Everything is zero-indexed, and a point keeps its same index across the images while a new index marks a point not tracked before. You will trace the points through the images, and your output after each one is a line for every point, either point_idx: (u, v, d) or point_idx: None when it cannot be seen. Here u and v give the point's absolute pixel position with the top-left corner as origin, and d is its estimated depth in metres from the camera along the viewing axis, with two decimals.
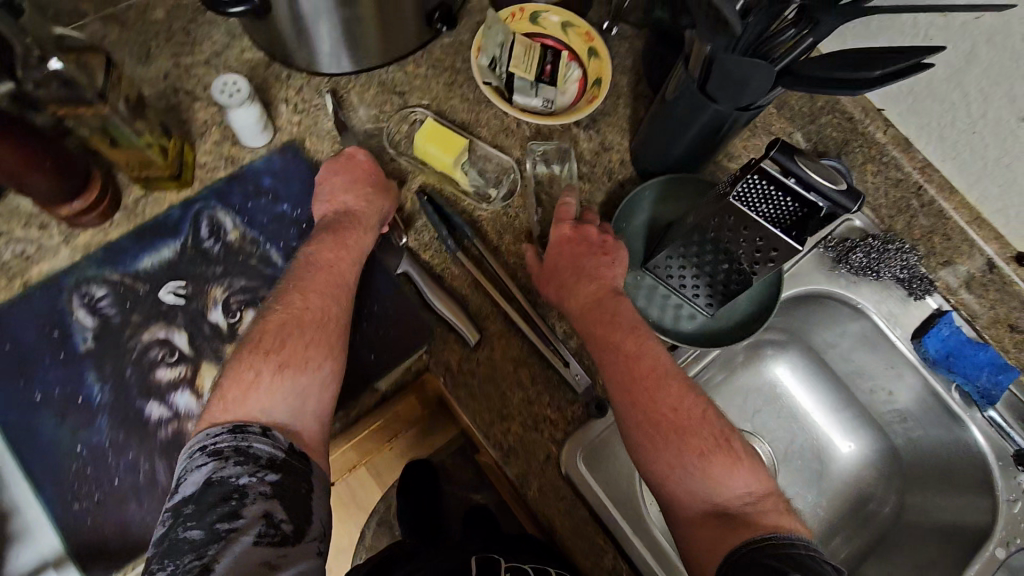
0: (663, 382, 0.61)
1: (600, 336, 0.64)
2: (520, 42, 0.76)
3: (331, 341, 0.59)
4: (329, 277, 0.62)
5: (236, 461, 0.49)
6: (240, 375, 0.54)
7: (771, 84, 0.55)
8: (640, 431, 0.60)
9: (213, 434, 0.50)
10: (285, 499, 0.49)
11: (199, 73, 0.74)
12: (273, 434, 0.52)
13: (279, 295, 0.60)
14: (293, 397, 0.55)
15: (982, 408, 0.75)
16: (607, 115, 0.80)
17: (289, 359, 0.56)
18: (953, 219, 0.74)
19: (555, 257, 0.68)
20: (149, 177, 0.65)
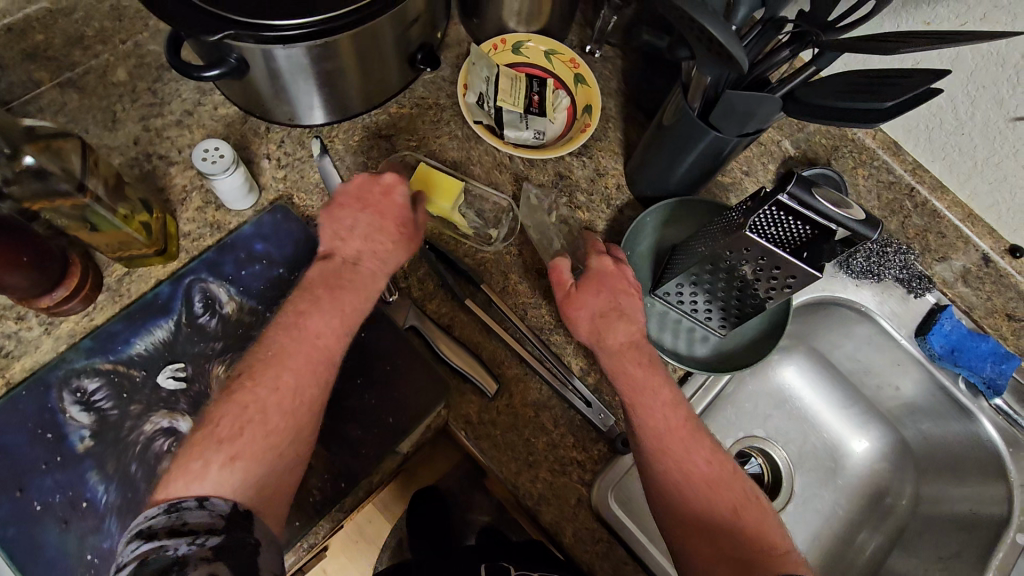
0: (697, 437, 0.61)
1: (630, 384, 0.61)
2: (505, 74, 0.75)
3: (301, 422, 0.54)
4: (298, 355, 0.56)
5: (169, 535, 0.45)
6: (189, 465, 0.49)
7: (778, 115, 0.54)
8: (672, 481, 0.58)
9: (146, 517, 0.46)
10: (229, 559, 0.45)
11: (171, 134, 0.70)
12: (211, 501, 0.48)
13: (237, 377, 0.55)
14: (245, 487, 0.50)
15: (988, 397, 0.76)
16: (599, 140, 0.79)
17: (246, 452, 0.51)
18: (946, 216, 0.79)
19: (590, 288, 0.64)
20: (132, 256, 0.61)
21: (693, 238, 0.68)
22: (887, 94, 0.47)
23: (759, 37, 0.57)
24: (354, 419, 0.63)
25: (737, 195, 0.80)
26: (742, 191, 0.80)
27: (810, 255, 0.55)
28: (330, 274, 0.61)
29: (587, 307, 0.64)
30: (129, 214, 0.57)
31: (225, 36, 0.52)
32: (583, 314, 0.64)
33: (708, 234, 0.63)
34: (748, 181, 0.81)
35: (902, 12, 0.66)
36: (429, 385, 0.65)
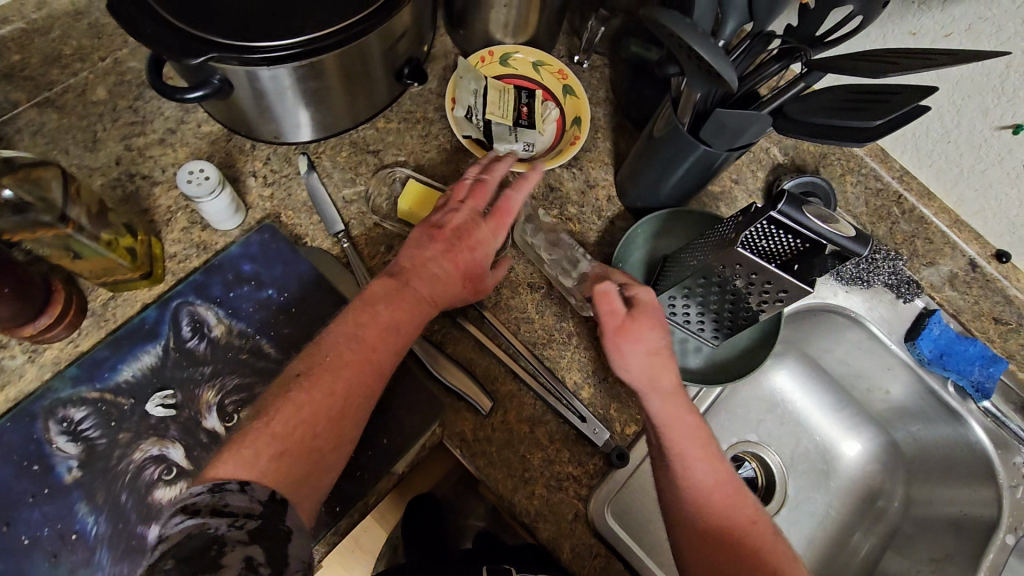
0: (738, 494, 0.57)
1: (681, 430, 0.58)
2: (494, 86, 0.75)
3: (343, 429, 0.53)
4: (350, 362, 0.54)
5: (211, 515, 0.44)
6: (240, 452, 0.48)
7: (767, 131, 0.54)
8: (711, 535, 0.55)
9: (191, 492, 0.45)
10: (265, 544, 0.44)
11: (155, 154, 0.69)
12: (252, 486, 0.46)
13: (294, 376, 0.53)
14: (287, 483, 0.49)
15: (976, 400, 0.77)
16: (588, 151, 0.78)
17: (293, 447, 0.50)
18: (933, 222, 0.79)
19: (642, 320, 0.60)
20: (118, 281, 0.60)
21: (684, 249, 0.68)
22: (875, 112, 0.47)
23: (748, 50, 0.58)
24: None
25: (726, 204, 0.80)
26: (732, 199, 0.81)
27: (801, 266, 0.56)
28: (396, 292, 0.58)
29: (635, 339, 0.60)
30: (115, 239, 0.56)
31: (208, 59, 0.51)
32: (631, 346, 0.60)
33: (701, 247, 0.63)
34: (737, 189, 0.81)
35: (888, 22, 0.67)
36: (422, 404, 0.65)
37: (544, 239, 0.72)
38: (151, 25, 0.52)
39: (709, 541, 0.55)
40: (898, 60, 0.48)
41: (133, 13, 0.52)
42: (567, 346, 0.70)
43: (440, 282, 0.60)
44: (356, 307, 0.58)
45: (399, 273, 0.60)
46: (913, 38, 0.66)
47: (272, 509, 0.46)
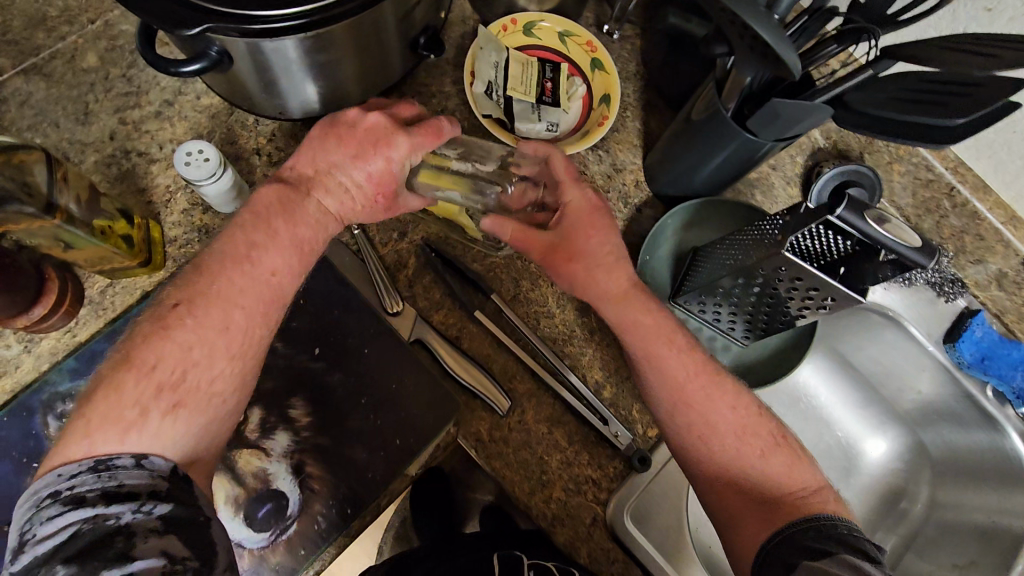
0: (718, 382, 0.58)
1: (637, 336, 0.57)
2: (516, 59, 0.69)
3: (245, 366, 0.49)
4: (248, 289, 0.50)
5: (105, 502, 0.39)
6: (119, 411, 0.43)
7: (824, 122, 0.49)
8: (695, 435, 0.56)
9: (67, 475, 0.40)
10: (181, 530, 0.41)
11: (151, 128, 0.64)
12: (150, 460, 0.42)
13: (175, 309, 0.47)
14: (191, 439, 0.46)
15: (1015, 405, 0.73)
16: (617, 132, 0.73)
17: (187, 399, 0.46)
18: (987, 219, 0.74)
19: (584, 231, 0.57)
20: (115, 268, 0.57)
21: (716, 245, 0.63)
22: (957, 108, 0.42)
23: (806, 27, 0.52)
24: (359, 441, 0.59)
25: (762, 192, 0.75)
26: (768, 187, 0.75)
27: (847, 271, 0.52)
28: (290, 199, 0.53)
29: (583, 254, 0.57)
30: (107, 227, 0.53)
31: (204, 31, 0.46)
32: (579, 264, 0.57)
33: (739, 246, 0.59)
34: (775, 176, 0.76)
35: None
36: (435, 403, 0.61)
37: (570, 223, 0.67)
38: None
39: (691, 434, 0.57)
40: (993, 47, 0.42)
41: None
42: (588, 343, 0.67)
43: (349, 199, 0.56)
44: (245, 221, 0.52)
45: (301, 181, 0.55)
46: (989, 15, 0.58)
47: (181, 488, 0.43)
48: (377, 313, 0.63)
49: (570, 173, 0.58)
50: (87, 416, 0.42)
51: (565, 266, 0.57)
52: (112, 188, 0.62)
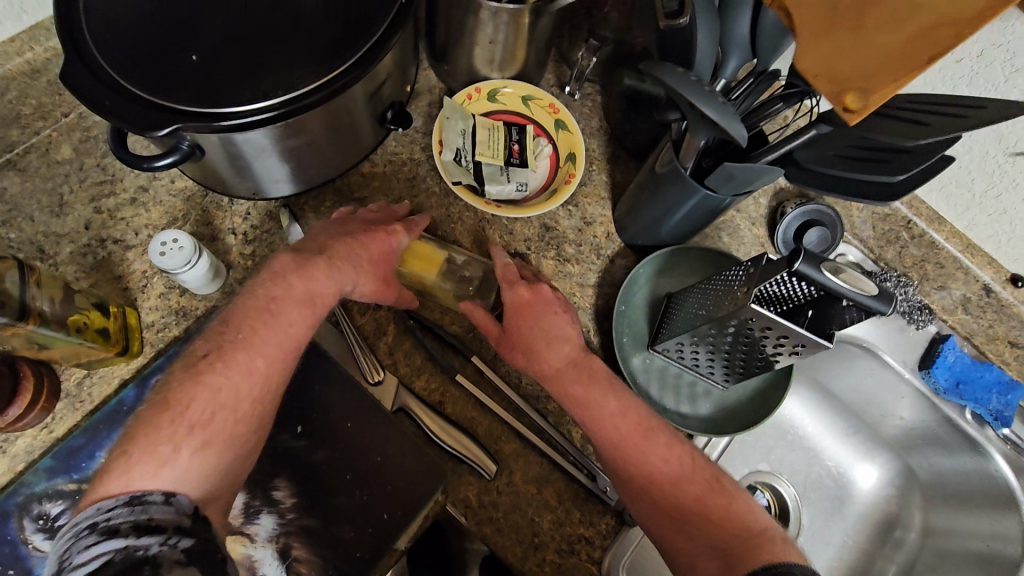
0: (652, 433, 0.58)
1: (575, 404, 0.59)
2: (483, 125, 0.72)
3: (264, 411, 0.53)
4: (270, 339, 0.53)
5: (137, 534, 0.41)
6: (155, 448, 0.46)
7: (776, 181, 0.52)
8: (639, 489, 0.56)
9: (103, 509, 0.42)
10: (202, 564, 0.41)
11: (126, 215, 0.65)
12: (178, 500, 0.45)
13: (203, 357, 0.51)
14: (213, 474, 0.48)
15: (995, 427, 0.74)
16: (584, 187, 0.75)
17: (217, 438, 0.49)
18: (945, 248, 0.76)
19: (520, 322, 0.61)
20: (92, 360, 0.57)
21: (687, 293, 0.65)
22: (897, 165, 0.45)
23: (751, 89, 0.55)
24: (346, 518, 0.59)
25: (729, 234, 0.77)
26: (734, 229, 0.78)
27: (815, 314, 0.54)
28: (300, 265, 0.56)
29: (519, 335, 0.61)
30: (83, 322, 0.54)
31: (174, 130, 0.48)
32: (518, 344, 0.61)
33: (709, 295, 0.60)
34: (740, 218, 0.78)
35: None
36: (421, 473, 0.61)
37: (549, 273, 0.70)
38: (108, 95, 0.48)
39: (635, 486, 0.56)
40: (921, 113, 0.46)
41: (86, 82, 0.48)
42: None
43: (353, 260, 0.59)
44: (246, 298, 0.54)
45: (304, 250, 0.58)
46: None
47: (201, 528, 0.44)
48: (358, 383, 0.63)
49: (508, 276, 0.63)
50: (125, 451, 0.46)
51: (512, 340, 0.61)
52: (87, 277, 0.62)
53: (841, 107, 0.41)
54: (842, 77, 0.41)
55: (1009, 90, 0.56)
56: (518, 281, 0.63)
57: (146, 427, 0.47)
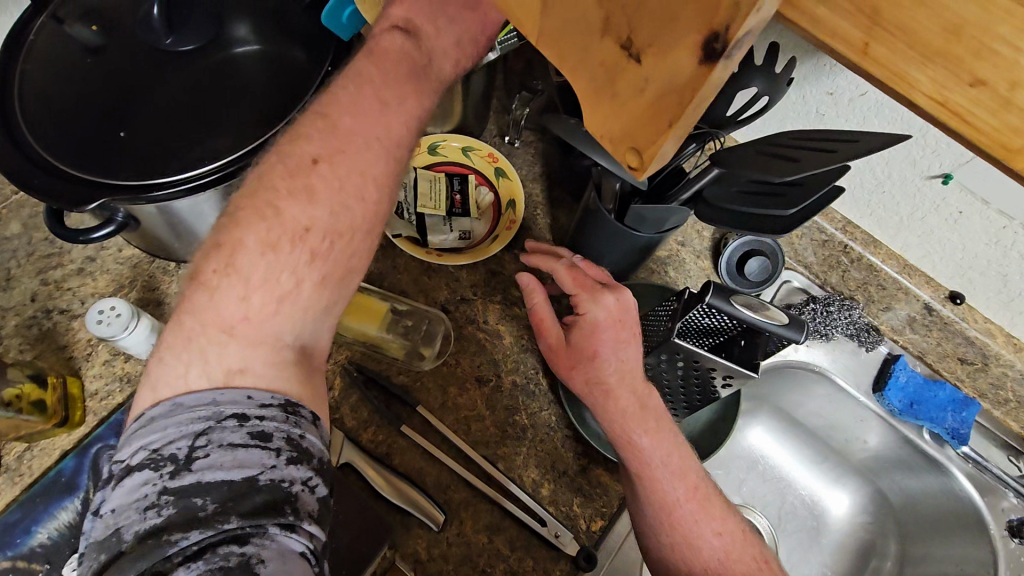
0: (709, 503, 0.54)
1: (635, 453, 0.54)
2: (423, 177, 0.73)
3: (375, 244, 0.46)
4: (379, 160, 0.44)
5: (288, 462, 0.37)
6: (277, 273, 0.41)
7: (688, 219, 0.55)
8: (678, 553, 0.53)
9: (255, 402, 0.38)
10: (324, 521, 0.39)
11: (73, 284, 0.66)
12: (320, 426, 0.41)
13: (313, 163, 0.42)
14: (323, 314, 0.44)
15: (954, 445, 0.73)
16: (529, 231, 0.76)
17: (335, 272, 0.43)
18: (884, 270, 0.77)
19: (593, 348, 0.55)
20: (31, 433, 0.57)
21: None
22: (790, 199, 0.48)
23: None
24: None
25: (674, 268, 0.79)
26: (680, 263, 0.79)
27: (747, 343, 0.56)
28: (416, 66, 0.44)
29: (591, 363, 0.55)
30: (17, 396, 0.54)
31: (100, 204, 0.50)
32: (581, 370, 0.56)
33: (646, 331, 0.62)
34: (685, 252, 0.80)
35: (805, 84, 0.65)
36: (367, 530, 0.60)
37: (496, 318, 0.71)
38: (37, 174, 0.50)
39: (675, 554, 0.53)
40: (799, 152, 0.49)
41: (17, 163, 0.50)
42: (521, 443, 0.66)
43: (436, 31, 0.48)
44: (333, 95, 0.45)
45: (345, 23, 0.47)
46: (832, 98, 0.63)
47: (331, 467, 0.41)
48: None
49: (582, 285, 0.57)
50: (237, 267, 0.41)
51: (569, 368, 0.57)
52: (31, 349, 0.63)
53: (625, 166, 0.31)
54: (612, 134, 0.30)
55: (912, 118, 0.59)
56: (595, 289, 0.56)
57: (262, 238, 0.41)
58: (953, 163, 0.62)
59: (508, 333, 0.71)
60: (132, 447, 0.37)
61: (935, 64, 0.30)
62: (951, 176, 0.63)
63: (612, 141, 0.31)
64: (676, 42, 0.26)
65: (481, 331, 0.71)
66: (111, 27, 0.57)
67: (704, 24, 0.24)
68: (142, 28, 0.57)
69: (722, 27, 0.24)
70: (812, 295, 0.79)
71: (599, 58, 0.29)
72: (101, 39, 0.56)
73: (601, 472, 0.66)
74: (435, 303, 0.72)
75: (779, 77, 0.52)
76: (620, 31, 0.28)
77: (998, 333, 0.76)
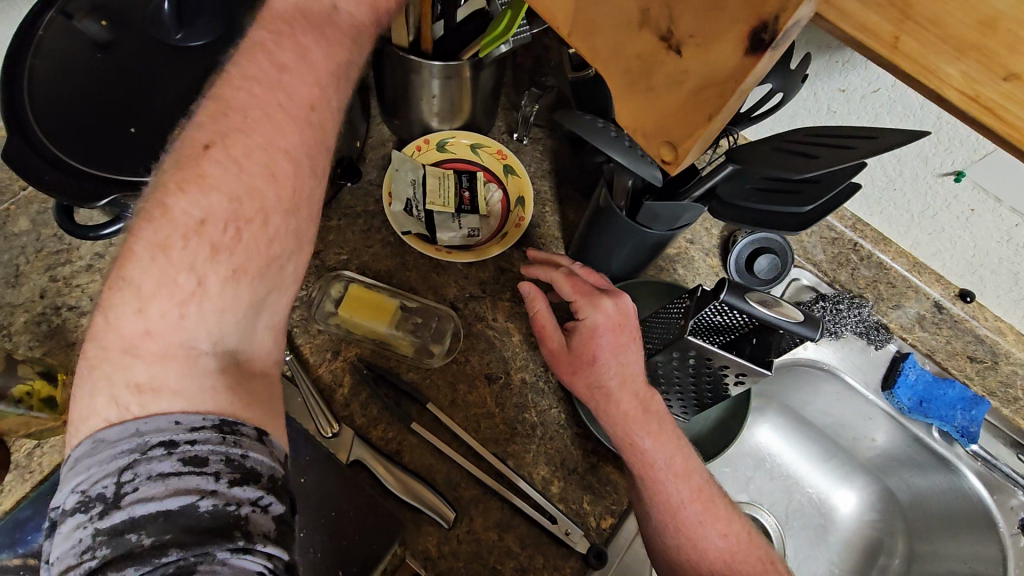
0: (713, 505, 0.54)
1: (638, 457, 0.54)
2: (432, 174, 0.73)
3: (301, 226, 0.43)
4: (290, 127, 0.42)
5: (230, 484, 0.35)
6: (174, 277, 0.38)
7: (701, 215, 0.55)
8: (685, 554, 0.52)
9: (187, 426, 0.36)
10: (285, 539, 0.37)
11: (82, 282, 0.66)
12: (268, 442, 0.39)
13: (203, 148, 0.39)
14: (244, 310, 0.41)
15: (964, 444, 0.73)
16: (537, 228, 0.76)
17: (247, 263, 0.40)
18: (893, 268, 0.78)
19: (593, 351, 0.56)
20: (40, 430, 0.57)
21: (644, 325, 0.66)
22: (806, 196, 0.48)
23: None
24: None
25: (683, 266, 0.78)
26: (689, 261, 0.79)
27: (759, 342, 0.56)
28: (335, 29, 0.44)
29: (591, 367, 0.56)
30: (28, 393, 0.54)
31: (112, 200, 0.50)
32: (582, 376, 0.56)
33: (657, 328, 0.62)
34: (694, 249, 0.79)
35: (817, 80, 0.64)
36: (377, 527, 0.59)
37: (506, 316, 0.71)
38: (46, 169, 0.50)
39: (680, 555, 0.52)
40: (815, 149, 0.49)
41: (25, 156, 0.50)
42: (531, 440, 0.66)
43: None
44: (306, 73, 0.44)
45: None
46: (844, 94, 0.63)
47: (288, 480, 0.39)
48: (314, 438, 0.62)
49: (582, 292, 0.58)
50: (129, 280, 0.38)
51: (571, 373, 0.57)
52: (41, 346, 0.63)
53: (658, 159, 0.32)
54: (646, 128, 0.31)
55: (926, 114, 0.59)
56: (594, 295, 0.57)
57: (152, 243, 0.38)
58: (965, 160, 0.61)
59: (517, 330, 0.71)
60: (61, 490, 0.35)
61: (968, 59, 0.31)
62: (964, 173, 0.62)
63: (643, 137, 0.32)
64: (720, 32, 0.26)
65: (490, 329, 0.70)
66: (119, 20, 0.57)
67: (754, 13, 0.24)
68: (151, 22, 0.57)
69: (772, 16, 0.23)
70: (824, 292, 0.78)
71: (635, 51, 0.29)
72: (112, 34, 0.56)
73: (611, 470, 0.66)
74: (444, 301, 0.71)
75: (795, 74, 0.52)
76: (659, 23, 0.27)
77: (1008, 331, 0.76)
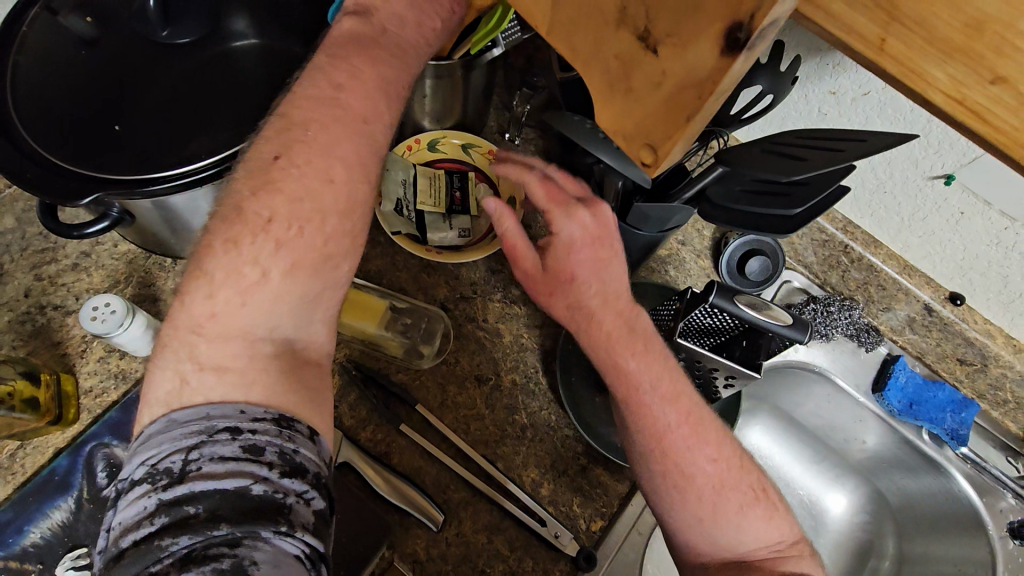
0: (703, 428, 0.50)
1: (621, 379, 0.49)
2: (423, 174, 0.72)
3: (356, 227, 0.44)
4: (304, 149, 0.42)
5: (282, 474, 0.37)
6: (239, 268, 0.40)
7: (691, 218, 0.55)
8: (672, 482, 0.49)
9: (250, 416, 0.38)
10: (321, 532, 0.38)
11: (67, 280, 0.65)
12: (318, 442, 0.40)
13: (274, 158, 0.42)
14: (303, 304, 0.42)
15: (953, 446, 0.73)
16: (528, 229, 0.75)
17: (306, 259, 0.42)
18: (884, 270, 0.77)
19: (572, 268, 0.50)
20: (24, 431, 0.56)
21: None
22: (795, 199, 0.48)
23: None
24: None
25: (674, 267, 0.78)
26: (680, 262, 0.79)
27: (749, 344, 0.55)
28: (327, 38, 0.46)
29: (570, 287, 0.50)
30: (10, 394, 0.54)
31: (97, 199, 0.48)
32: (562, 296, 0.51)
33: None
34: (685, 251, 0.79)
35: (808, 82, 0.64)
36: (365, 530, 0.59)
37: (496, 317, 0.71)
38: (31, 167, 0.48)
39: (668, 486, 0.49)
40: (806, 151, 0.49)
41: (7, 154, 0.48)
42: (521, 442, 0.66)
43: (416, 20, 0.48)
44: (301, 82, 0.45)
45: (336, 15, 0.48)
46: (834, 97, 0.63)
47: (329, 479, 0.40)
48: None
49: (555, 200, 0.51)
50: (204, 271, 0.40)
51: (547, 295, 0.52)
52: (25, 345, 0.62)
53: (638, 163, 0.31)
54: (625, 130, 0.30)
55: (916, 118, 0.58)
56: (570, 203, 0.51)
57: (224, 237, 0.41)
58: (955, 164, 0.61)
59: (507, 331, 0.70)
60: (129, 463, 0.37)
61: (955, 61, 0.31)
62: (954, 176, 0.62)
63: (622, 140, 0.31)
64: (698, 32, 0.25)
65: (481, 330, 0.70)
66: (104, 18, 0.56)
67: (730, 12, 0.24)
68: (136, 19, 0.57)
69: (749, 14, 0.24)
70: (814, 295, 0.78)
71: (614, 51, 0.29)
72: (96, 30, 0.55)
73: (601, 472, 0.65)
74: (434, 301, 0.71)
75: (784, 76, 0.52)
76: (637, 22, 0.27)
77: (998, 334, 0.76)
